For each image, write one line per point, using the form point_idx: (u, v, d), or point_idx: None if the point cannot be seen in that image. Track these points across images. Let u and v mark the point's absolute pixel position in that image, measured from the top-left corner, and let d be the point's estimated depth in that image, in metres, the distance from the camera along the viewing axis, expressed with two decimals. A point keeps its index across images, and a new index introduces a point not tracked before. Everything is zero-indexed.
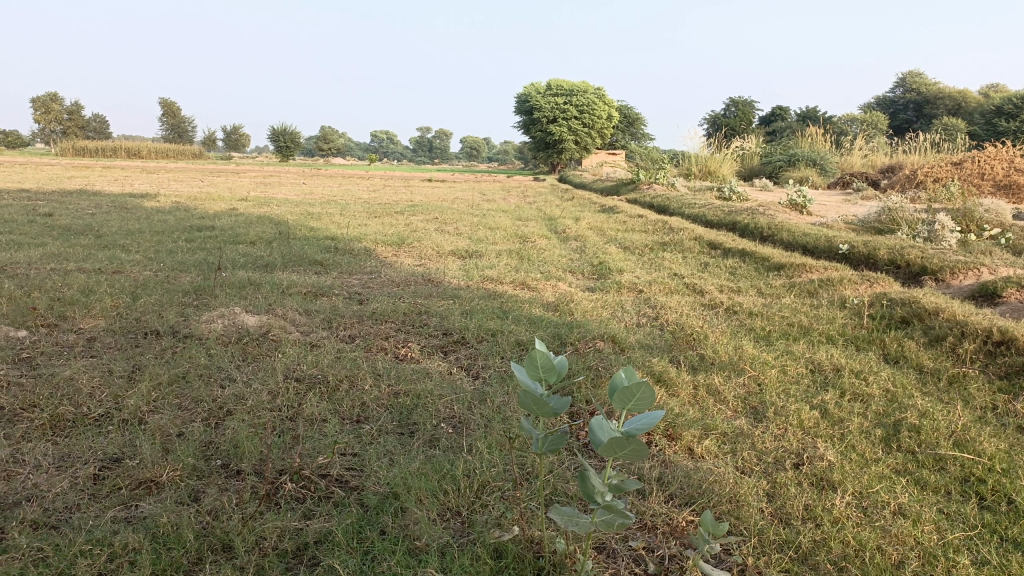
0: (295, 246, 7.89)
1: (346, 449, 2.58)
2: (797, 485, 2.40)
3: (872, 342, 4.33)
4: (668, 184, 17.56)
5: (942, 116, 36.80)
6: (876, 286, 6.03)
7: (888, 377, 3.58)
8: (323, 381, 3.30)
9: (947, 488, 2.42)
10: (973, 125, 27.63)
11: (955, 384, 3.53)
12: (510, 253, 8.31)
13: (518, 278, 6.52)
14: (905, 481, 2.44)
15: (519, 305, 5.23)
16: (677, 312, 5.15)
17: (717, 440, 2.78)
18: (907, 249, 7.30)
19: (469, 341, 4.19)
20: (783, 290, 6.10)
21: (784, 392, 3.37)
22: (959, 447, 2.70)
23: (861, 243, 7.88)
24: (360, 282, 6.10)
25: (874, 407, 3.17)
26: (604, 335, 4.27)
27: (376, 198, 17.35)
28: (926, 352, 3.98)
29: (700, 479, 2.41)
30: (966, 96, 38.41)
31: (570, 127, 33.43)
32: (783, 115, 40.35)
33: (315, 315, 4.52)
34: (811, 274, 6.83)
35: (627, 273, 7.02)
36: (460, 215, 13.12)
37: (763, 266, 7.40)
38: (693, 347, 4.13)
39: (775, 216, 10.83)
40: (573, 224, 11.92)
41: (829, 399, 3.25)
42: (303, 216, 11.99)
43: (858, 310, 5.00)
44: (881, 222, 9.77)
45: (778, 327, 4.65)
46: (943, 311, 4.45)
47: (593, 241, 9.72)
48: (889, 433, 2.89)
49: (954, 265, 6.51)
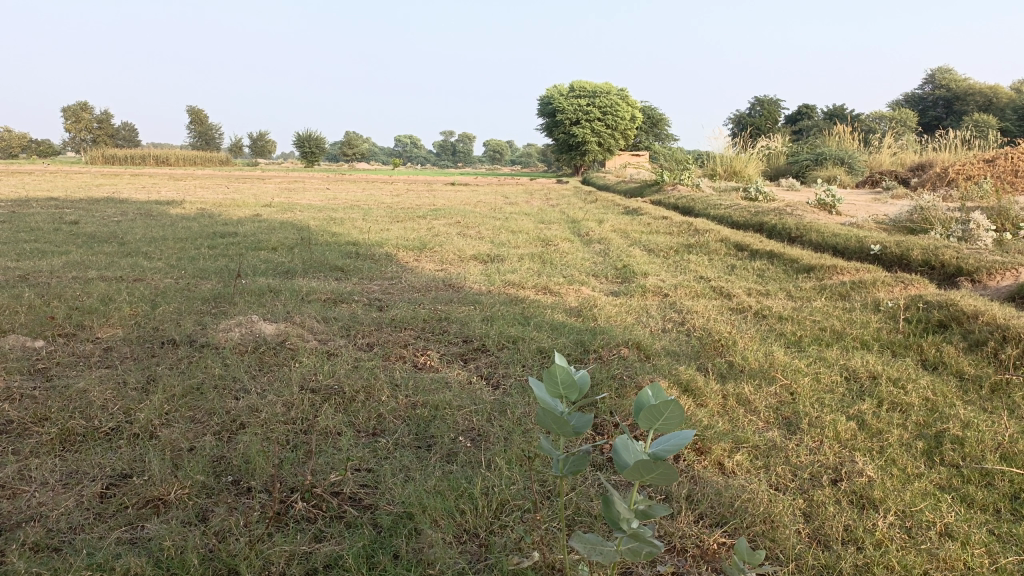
0: (316, 252, 7.86)
1: (360, 464, 2.49)
2: (835, 503, 2.25)
3: (909, 347, 4.15)
4: (692, 184, 17.35)
5: (973, 113, 36.06)
6: (910, 288, 5.83)
7: (927, 385, 3.41)
8: (339, 392, 3.22)
9: (996, 506, 2.23)
10: (1005, 122, 26.99)
11: (999, 391, 3.35)
12: (532, 257, 8.20)
13: (540, 282, 6.41)
14: (951, 498, 2.27)
15: (541, 311, 5.12)
16: (704, 317, 5.00)
17: (749, 454, 2.64)
18: (941, 250, 7.07)
19: (489, 348, 4.09)
20: (813, 293, 5.93)
21: (819, 401, 3.22)
22: (1007, 460, 2.52)
23: (893, 243, 7.66)
24: (380, 288, 6.03)
25: (914, 417, 3.01)
26: (628, 342, 4.15)
27: (398, 203, 17.36)
28: (967, 358, 3.80)
29: (731, 498, 2.28)
30: (997, 91, 37.62)
31: (593, 129, 33.25)
32: (808, 114, 39.83)
33: (333, 323, 4.45)
34: (842, 275, 6.64)
35: (651, 277, 6.88)
36: (482, 218, 13.06)
37: (791, 268, 7.21)
38: (722, 354, 3.99)
39: (803, 217, 10.60)
40: (596, 226, 11.79)
41: (866, 410, 3.09)
42: (325, 221, 11.99)
43: (893, 313, 4.81)
44: (913, 221, 9.50)
45: (810, 332, 4.49)
46: (983, 314, 4.26)
47: (616, 244, 9.58)
48: (932, 445, 2.72)
49: (991, 266, 6.28)
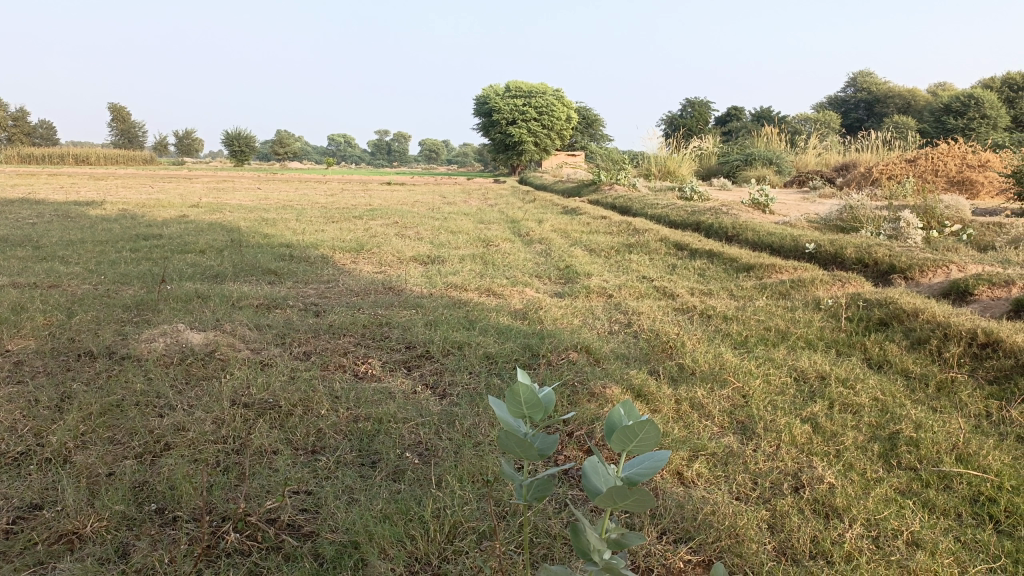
0: (247, 254, 7.53)
1: (299, 487, 2.31)
2: (799, 513, 2.19)
3: (853, 346, 4.18)
4: (629, 184, 17.49)
5: (892, 115, 37.63)
6: (848, 286, 5.93)
7: (875, 385, 3.41)
8: (274, 406, 3.01)
9: (957, 511, 2.21)
10: (923, 124, 28.23)
11: (945, 390, 3.38)
12: (473, 258, 8.04)
13: (483, 283, 6.26)
14: (912, 503, 2.24)
15: (485, 314, 4.98)
16: (650, 318, 4.95)
17: (708, 462, 2.56)
18: (874, 248, 7.25)
19: (433, 355, 3.93)
20: (754, 292, 5.96)
21: (772, 404, 3.18)
22: (962, 462, 2.52)
23: (828, 242, 7.82)
24: (316, 292, 5.78)
25: (866, 418, 2.99)
26: (577, 345, 4.04)
27: (334, 203, 16.94)
28: (910, 356, 3.84)
29: (694, 511, 2.19)
30: (914, 94, 39.36)
31: (530, 129, 33.29)
32: (738, 115, 40.85)
33: (266, 330, 4.21)
34: (781, 274, 6.72)
35: (595, 277, 6.83)
36: (421, 219, 12.84)
37: (731, 267, 7.27)
38: (671, 356, 3.93)
39: (738, 216, 10.76)
40: (536, 226, 11.71)
41: (819, 412, 3.06)
42: (257, 222, 11.58)
43: (834, 311, 4.86)
44: (844, 220, 9.75)
45: (755, 332, 4.48)
46: (922, 312, 4.33)
47: (558, 244, 9.52)
48: (887, 447, 2.70)
49: (922, 263, 6.45)
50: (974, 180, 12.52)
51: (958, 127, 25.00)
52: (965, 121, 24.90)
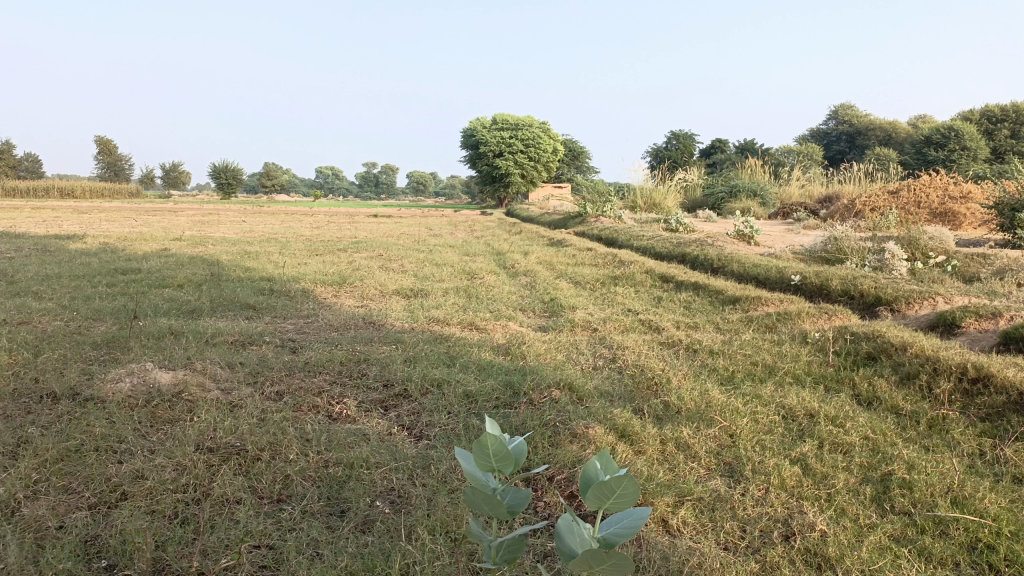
0: (226, 289, 7.39)
1: (260, 542, 2.17)
2: (789, 565, 2.08)
3: (842, 381, 4.10)
4: (615, 216, 17.51)
5: (873, 147, 38.14)
6: (834, 319, 5.86)
7: (866, 423, 3.32)
8: (241, 451, 2.87)
9: (955, 560, 2.10)
10: (904, 156, 28.61)
11: (937, 428, 3.30)
12: (457, 291, 7.94)
13: (466, 318, 6.15)
14: (908, 552, 2.13)
15: (467, 350, 4.86)
16: (635, 353, 4.85)
17: (694, 508, 2.45)
18: (860, 279, 7.21)
19: (411, 393, 3.80)
20: (740, 325, 5.88)
21: (760, 444, 3.07)
22: (958, 505, 2.42)
23: (813, 273, 7.78)
24: (294, 328, 5.64)
25: (857, 458, 2.89)
26: (560, 382, 3.92)
27: (318, 236, 16.84)
28: (899, 392, 3.76)
29: (679, 563, 2.07)
30: (894, 127, 39.96)
31: (516, 161, 33.44)
32: (722, 147, 41.27)
33: (239, 369, 4.07)
34: (766, 307, 6.65)
35: (579, 310, 6.73)
36: (405, 251, 12.74)
37: (717, 299, 7.20)
38: (657, 394, 3.82)
39: (724, 248, 10.75)
40: (521, 258, 11.63)
41: (808, 452, 2.96)
42: (240, 255, 11.45)
43: (822, 345, 4.78)
44: (828, 251, 9.74)
45: (742, 368, 4.39)
46: (910, 346, 4.26)
47: (543, 276, 9.44)
48: (879, 490, 2.60)
49: (908, 295, 6.40)
50: (956, 211, 12.61)
51: (939, 159, 25.32)
52: (945, 153, 25.25)
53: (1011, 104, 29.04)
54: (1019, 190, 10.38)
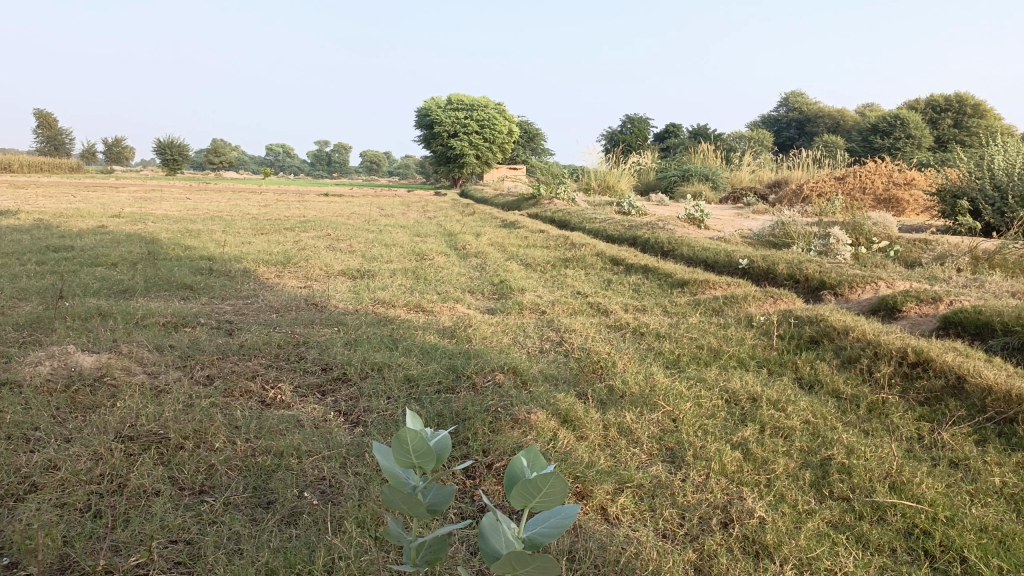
0: (163, 268, 7.10)
1: (178, 537, 2.05)
2: (727, 552, 2.05)
3: (784, 364, 4.12)
4: (568, 198, 17.48)
5: (822, 135, 38.88)
6: (780, 303, 5.91)
7: (807, 407, 3.32)
8: (164, 439, 2.72)
9: (892, 546, 2.10)
10: (850, 143, 29.22)
11: (876, 412, 3.33)
12: (405, 272, 7.79)
13: (412, 299, 6.03)
14: (845, 539, 2.12)
15: (411, 332, 4.74)
16: (582, 336, 4.80)
17: (633, 496, 2.40)
18: (805, 264, 7.30)
19: (350, 378, 3.68)
20: (687, 308, 5.89)
21: (702, 428, 3.05)
22: (895, 491, 2.43)
23: (760, 257, 7.85)
24: (232, 309, 5.44)
25: (798, 442, 2.89)
26: (504, 366, 3.84)
27: (266, 214, 16.40)
28: (840, 375, 3.79)
29: (617, 552, 2.01)
30: (842, 114, 40.80)
31: (471, 141, 33.14)
32: (676, 132, 41.59)
33: (168, 352, 3.88)
34: (714, 290, 6.68)
35: (528, 293, 6.66)
36: (355, 231, 12.49)
37: (666, 282, 7.21)
38: (601, 378, 3.77)
39: (674, 231, 10.79)
40: (473, 239, 11.51)
41: (749, 437, 2.94)
42: (181, 234, 11.05)
43: (766, 328, 4.80)
44: (775, 235, 9.86)
45: (687, 351, 4.38)
46: (852, 330, 4.30)
47: (493, 258, 9.34)
48: (819, 475, 2.60)
49: (852, 279, 6.50)
50: (899, 197, 12.90)
51: (884, 147, 25.93)
52: (891, 141, 25.86)
53: (953, 94, 29.88)
54: (959, 178, 10.65)
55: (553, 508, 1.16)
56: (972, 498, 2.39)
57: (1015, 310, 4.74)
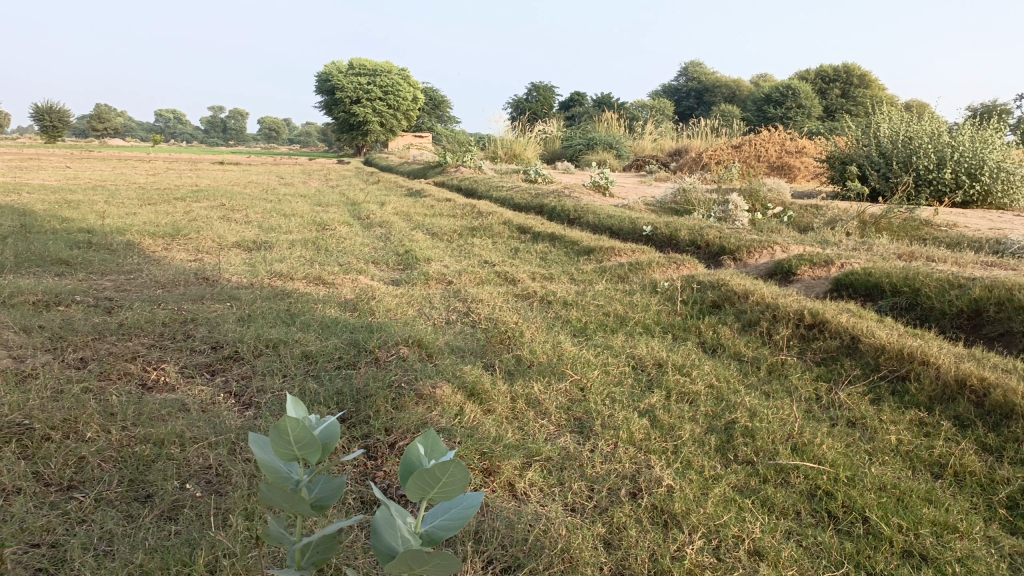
0: (34, 242, 6.51)
1: (42, 541, 1.84)
2: (638, 524, 2.02)
3: (688, 329, 4.16)
4: (475, 166, 17.28)
5: (720, 104, 40.01)
6: (683, 268, 5.99)
7: (711, 371, 3.36)
8: (27, 430, 2.45)
9: (796, 509, 2.13)
10: (746, 112, 30.18)
11: (776, 373, 3.41)
12: (305, 243, 7.46)
13: (311, 271, 5.76)
14: (752, 504, 2.13)
15: (311, 306, 4.52)
16: (489, 305, 4.69)
17: (541, 469, 2.34)
18: (706, 230, 7.45)
19: (243, 356, 3.45)
20: (594, 276, 5.88)
21: (610, 396, 3.02)
22: (798, 453, 2.48)
23: (663, 224, 7.96)
24: (113, 285, 5.03)
25: (703, 407, 2.91)
26: (407, 339, 3.69)
27: (155, 184, 15.43)
28: (741, 339, 3.86)
29: (526, 530, 1.95)
30: (738, 85, 42.10)
31: (374, 108, 32.25)
32: (581, 100, 41.84)
33: (36, 333, 3.53)
34: (619, 257, 6.71)
35: (434, 263, 6.50)
36: (252, 201, 11.91)
37: (572, 250, 7.20)
38: (509, 348, 3.70)
39: (580, 199, 10.82)
40: (377, 209, 11.18)
41: (656, 404, 2.94)
42: (57, 205, 10.23)
43: (670, 294, 4.84)
44: (677, 202, 10.04)
45: (594, 318, 4.36)
46: (751, 294, 4.39)
47: (398, 227, 9.09)
48: (723, 439, 2.62)
49: (749, 244, 6.67)
50: (792, 164, 13.48)
51: (777, 116, 26.91)
52: (784, 110, 26.88)
53: (840, 64, 31.27)
54: (847, 146, 11.15)
55: (460, 496, 1.02)
56: (869, 457, 2.48)
57: (900, 272, 4.97)
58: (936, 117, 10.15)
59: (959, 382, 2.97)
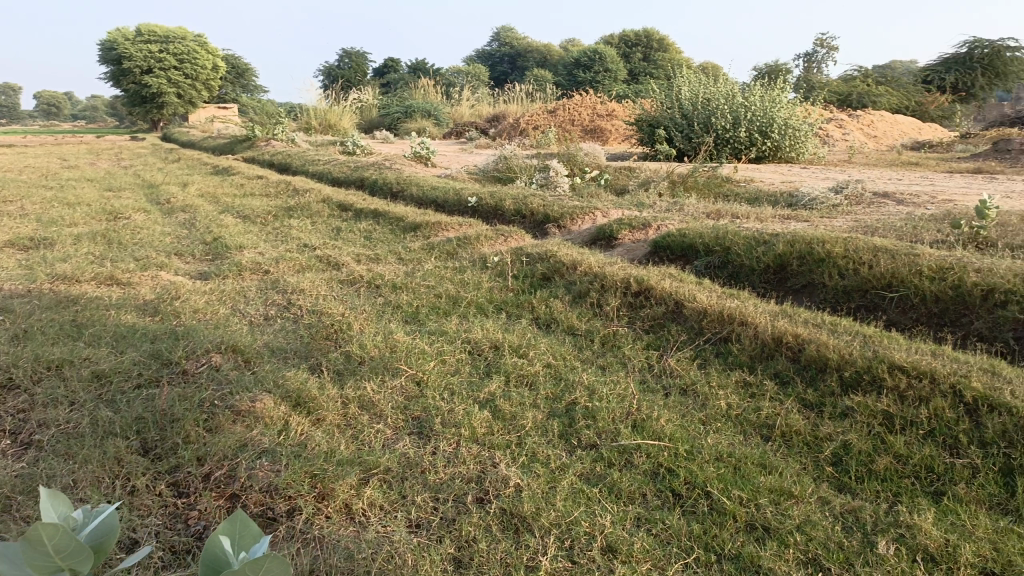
0: None
1: None
2: (487, 533, 1.91)
3: (521, 305, 4.11)
4: (287, 139, 16.30)
5: (532, 69, 40.75)
6: (511, 240, 5.94)
7: (547, 349, 3.31)
8: None
9: (642, 492, 2.12)
10: (557, 76, 30.92)
11: (610, 345, 3.44)
12: (94, 237, 6.60)
13: (102, 271, 5.08)
14: (600, 493, 2.10)
15: (102, 314, 3.95)
16: (312, 296, 4.37)
17: (381, 484, 2.16)
18: (529, 198, 7.47)
19: (17, 384, 2.93)
20: (421, 254, 5.69)
21: (447, 388, 2.89)
22: (637, 430, 2.49)
23: (488, 195, 7.88)
24: None
25: (543, 390, 2.86)
26: (220, 344, 3.32)
27: None
28: (574, 311, 3.87)
29: (369, 560, 1.77)
30: (548, 49, 43.08)
31: (168, 78, 29.52)
32: (395, 67, 40.89)
33: None
34: (446, 232, 6.55)
35: (248, 251, 5.99)
36: (26, 189, 10.43)
37: (397, 227, 6.94)
38: (336, 343, 3.44)
39: (401, 171, 10.51)
40: (179, 192, 10.21)
41: (496, 391, 2.84)
42: None
43: (500, 269, 4.76)
44: (500, 170, 10.01)
45: (425, 301, 4.19)
46: (579, 264, 4.40)
47: (205, 212, 8.33)
48: (566, 423, 2.57)
49: (572, 211, 6.77)
50: (604, 127, 14.00)
51: (587, 80, 27.82)
52: (592, 74, 27.82)
53: (640, 29, 32.81)
54: (653, 108, 11.70)
55: None
56: (704, 426, 2.55)
57: (712, 231, 5.24)
58: (730, 79, 10.83)
59: (776, 340, 3.13)
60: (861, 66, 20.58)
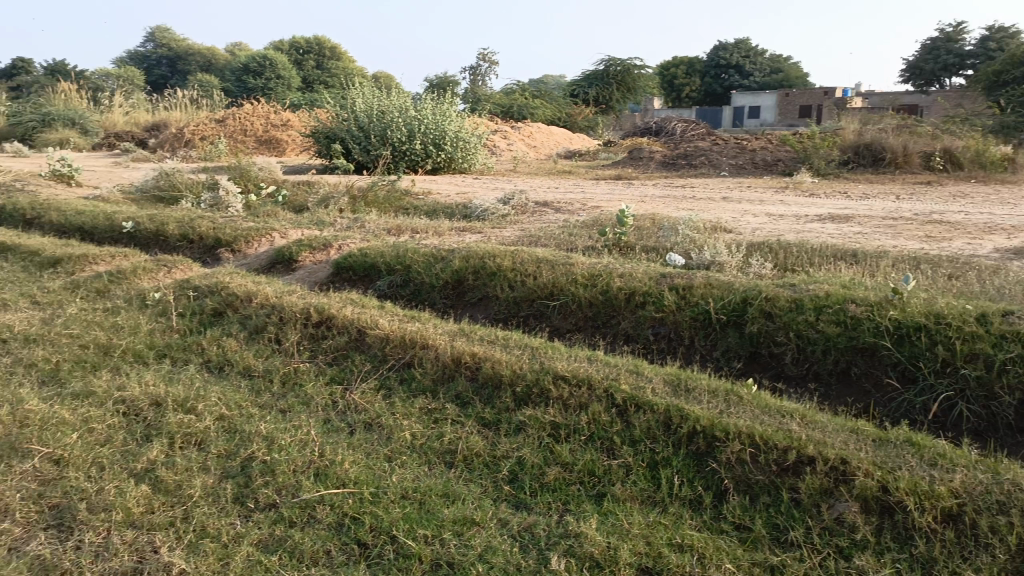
0: None
1: None
2: None
3: (189, 349, 3.73)
4: None
5: (197, 73, 37.79)
6: (176, 270, 5.35)
7: (220, 399, 3.03)
8: None
9: (326, 550, 2.06)
10: (225, 82, 29.04)
11: (290, 385, 3.28)
12: None
13: None
14: (280, 564, 1.98)
15: None
16: None
17: None
18: (197, 221, 6.84)
19: None
20: (64, 295, 4.88)
21: (96, 463, 2.49)
22: (319, 479, 2.39)
23: (147, 218, 7.04)
24: None
25: (215, 448, 2.60)
26: None
27: None
28: (250, 351, 3.61)
29: None
30: (214, 54, 40.31)
31: None
32: (23, 66, 35.05)
33: None
34: (97, 265, 5.71)
35: None
36: None
37: (32, 263, 5.89)
38: None
39: (35, 192, 8.98)
40: None
41: (158, 457, 2.51)
42: None
43: (163, 308, 4.27)
44: (161, 187, 9.01)
45: (68, 356, 3.59)
46: (254, 296, 4.11)
47: None
48: (241, 483, 2.38)
49: (246, 233, 6.35)
50: (279, 139, 13.50)
51: (259, 87, 26.53)
52: (264, 81, 26.59)
53: (311, 37, 32.21)
54: (328, 120, 11.52)
55: None
56: (389, 462, 2.53)
57: (392, 250, 5.29)
58: (402, 92, 11.04)
59: (455, 361, 3.23)
60: (519, 82, 22.51)
